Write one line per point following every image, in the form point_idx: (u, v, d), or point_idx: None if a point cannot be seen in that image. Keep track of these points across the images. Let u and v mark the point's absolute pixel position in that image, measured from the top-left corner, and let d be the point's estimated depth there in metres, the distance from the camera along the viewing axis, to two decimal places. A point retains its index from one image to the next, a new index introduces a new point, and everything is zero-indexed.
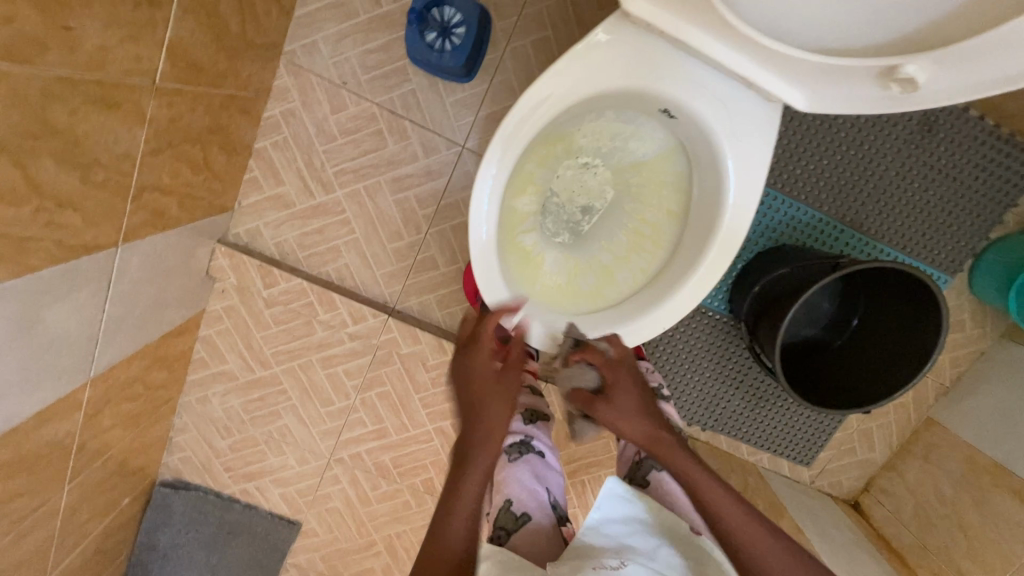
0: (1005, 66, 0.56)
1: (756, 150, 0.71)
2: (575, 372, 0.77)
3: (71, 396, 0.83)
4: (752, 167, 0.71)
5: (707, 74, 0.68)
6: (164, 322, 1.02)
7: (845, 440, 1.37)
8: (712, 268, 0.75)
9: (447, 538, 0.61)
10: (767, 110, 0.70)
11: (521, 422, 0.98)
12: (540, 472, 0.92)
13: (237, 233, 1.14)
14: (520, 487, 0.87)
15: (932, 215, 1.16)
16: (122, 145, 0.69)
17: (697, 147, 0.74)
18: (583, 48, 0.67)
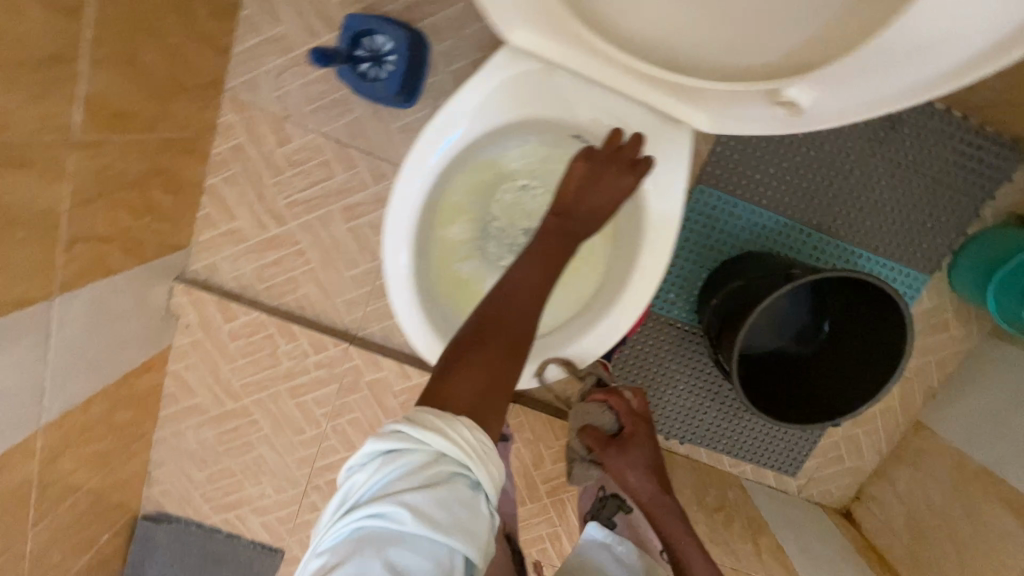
0: (882, 87, 0.55)
1: (670, 170, 0.70)
2: (598, 412, 0.92)
3: (22, 444, 0.84)
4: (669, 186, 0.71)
5: (617, 102, 0.68)
6: (123, 363, 1.03)
7: (831, 447, 1.33)
8: (640, 289, 0.73)
9: (451, 394, 0.53)
10: (675, 132, 0.69)
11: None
12: (500, 501, 0.92)
13: (195, 269, 1.15)
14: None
15: (903, 214, 1.11)
16: (42, 201, 0.70)
17: None
18: (482, 77, 0.67)
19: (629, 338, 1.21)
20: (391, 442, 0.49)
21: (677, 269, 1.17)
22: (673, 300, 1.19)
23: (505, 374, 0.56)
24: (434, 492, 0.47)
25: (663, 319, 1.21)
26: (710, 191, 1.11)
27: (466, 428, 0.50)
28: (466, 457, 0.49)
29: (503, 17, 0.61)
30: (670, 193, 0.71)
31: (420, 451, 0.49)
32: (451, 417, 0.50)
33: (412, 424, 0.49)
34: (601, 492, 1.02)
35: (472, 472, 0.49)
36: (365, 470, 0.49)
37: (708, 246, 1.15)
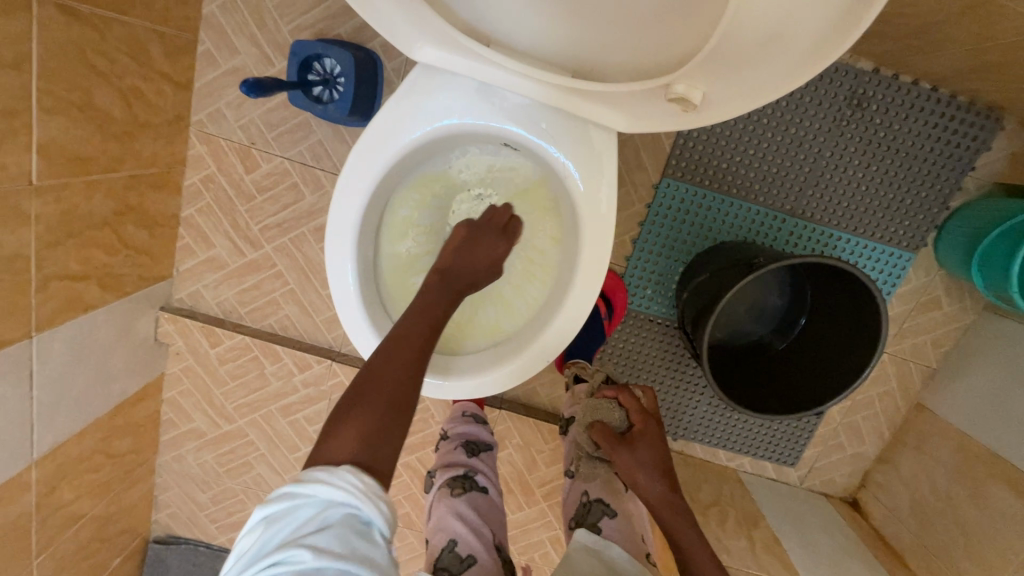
0: (764, 71, 0.55)
1: (598, 170, 0.72)
2: (607, 408, 0.88)
3: (16, 479, 0.88)
4: (601, 187, 0.72)
5: (545, 111, 0.70)
6: (113, 394, 1.07)
7: (831, 436, 1.29)
8: (585, 289, 0.74)
9: (332, 453, 0.49)
10: (598, 133, 0.70)
11: (464, 456, 0.92)
12: (485, 509, 0.84)
13: (180, 297, 1.18)
14: (463, 524, 0.79)
15: (878, 192, 1.09)
16: (8, 247, 0.73)
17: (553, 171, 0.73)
18: (405, 94, 0.69)
19: (610, 336, 1.19)
20: (277, 500, 0.45)
21: (652, 265, 1.15)
22: (653, 296, 1.17)
23: (393, 419, 0.53)
24: (332, 531, 0.44)
25: (643, 316, 1.19)
26: (677, 183, 1.10)
27: (354, 473, 0.47)
28: (361, 493, 0.46)
29: (403, 39, 0.63)
30: (605, 195, 0.72)
31: (309, 501, 0.45)
32: (337, 468, 0.47)
33: (296, 481, 0.46)
34: (584, 498, 0.85)
35: (371, 506, 0.46)
36: (251, 535, 0.45)
37: (680, 239, 1.13)
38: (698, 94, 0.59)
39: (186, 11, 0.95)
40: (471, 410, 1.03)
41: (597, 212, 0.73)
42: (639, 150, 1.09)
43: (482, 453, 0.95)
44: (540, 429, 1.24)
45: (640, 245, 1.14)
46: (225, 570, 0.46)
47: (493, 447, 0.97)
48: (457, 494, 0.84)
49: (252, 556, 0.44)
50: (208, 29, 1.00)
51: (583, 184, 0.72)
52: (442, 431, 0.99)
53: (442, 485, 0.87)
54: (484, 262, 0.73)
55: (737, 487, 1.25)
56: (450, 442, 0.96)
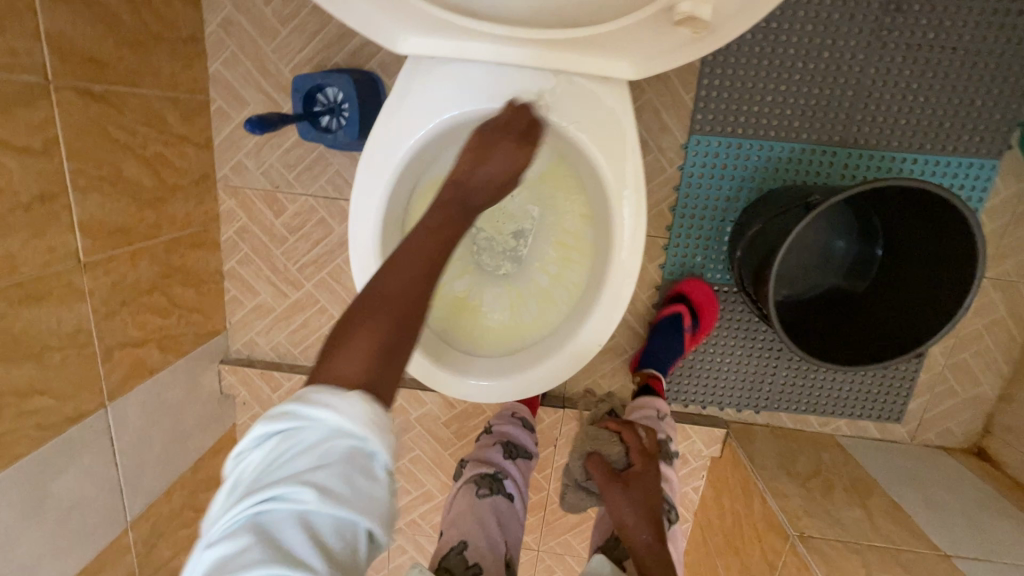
0: None
1: (617, 131, 0.68)
2: (607, 440, 0.85)
3: (115, 544, 0.92)
4: (624, 152, 0.68)
5: (553, 81, 0.66)
6: (192, 449, 1.11)
7: (937, 382, 1.15)
8: (625, 261, 0.70)
9: (337, 372, 0.45)
10: (608, 89, 0.67)
11: (500, 455, 0.92)
12: (505, 516, 0.83)
13: (237, 348, 1.22)
14: (480, 528, 0.78)
15: (939, 100, 0.97)
16: (69, 324, 0.77)
17: (570, 147, 0.71)
18: (401, 97, 0.67)
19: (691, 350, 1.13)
20: (281, 417, 0.42)
21: (697, 229, 1.07)
22: (705, 264, 1.10)
23: (404, 346, 0.48)
24: (334, 467, 0.41)
25: None
26: (707, 138, 1.02)
27: (365, 401, 0.43)
28: (370, 426, 0.43)
29: (387, 35, 0.64)
30: (631, 161, 0.68)
31: (314, 426, 0.42)
32: (343, 392, 0.43)
33: (302, 400, 0.43)
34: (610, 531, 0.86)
35: (378, 442, 0.43)
36: (259, 448, 0.42)
37: (723, 197, 1.05)
38: (707, 10, 0.55)
39: (192, 72, 0.98)
40: (518, 412, 1.02)
41: (624, 179, 0.68)
42: (660, 111, 1.02)
43: (518, 458, 0.94)
44: None
45: (680, 212, 1.07)
46: (225, 473, 0.44)
47: (530, 458, 0.96)
48: (482, 492, 0.85)
49: (253, 479, 0.42)
50: (217, 86, 1.03)
51: (603, 150, 0.67)
52: (489, 431, 1.00)
53: (468, 480, 0.88)
54: (502, 169, 0.61)
55: (839, 453, 1.13)
56: (492, 442, 0.96)
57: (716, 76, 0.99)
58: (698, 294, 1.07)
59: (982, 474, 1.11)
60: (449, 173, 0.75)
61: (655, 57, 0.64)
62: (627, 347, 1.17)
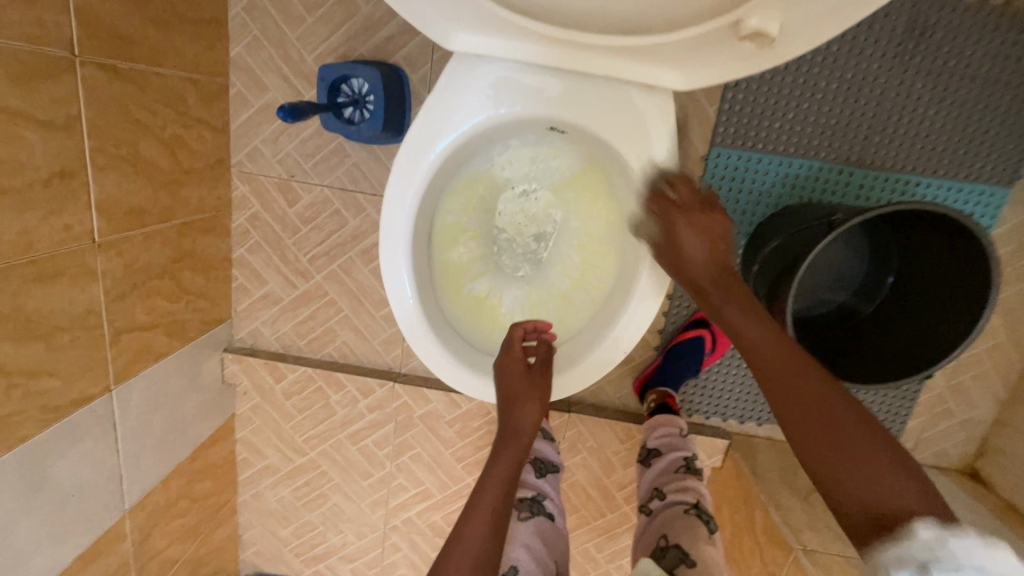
0: None
1: (659, 140, 0.68)
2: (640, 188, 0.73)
3: (111, 531, 0.90)
4: (660, 159, 0.69)
5: (597, 88, 0.67)
6: (191, 438, 1.09)
7: (936, 403, 1.17)
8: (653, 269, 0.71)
9: None
10: (650, 96, 0.68)
11: (532, 476, 0.88)
12: (550, 539, 0.80)
13: (241, 337, 1.20)
14: (528, 553, 0.75)
15: (956, 126, 0.98)
16: (80, 304, 0.76)
17: (603, 152, 0.72)
18: (439, 95, 0.67)
19: (702, 371, 1.14)
20: None
21: None
22: None
23: None
24: None
25: None
26: (727, 151, 1.03)
27: None
28: None
29: (437, 29, 0.63)
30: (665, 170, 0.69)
31: None
32: None
33: None
34: (661, 541, 0.80)
35: None
36: None
37: (737, 210, 1.06)
38: (772, 25, 0.55)
39: (214, 55, 0.97)
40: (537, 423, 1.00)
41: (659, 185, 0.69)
42: (682, 122, 1.03)
43: (549, 474, 0.90)
44: (614, 429, 1.18)
45: None
46: None
47: (560, 470, 0.93)
48: (523, 516, 0.81)
49: None
50: (237, 71, 1.02)
51: (640, 158, 0.68)
52: None
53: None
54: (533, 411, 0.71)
55: None
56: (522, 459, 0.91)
57: (741, 89, 1.00)
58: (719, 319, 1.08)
59: (976, 495, 1.13)
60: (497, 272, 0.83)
61: (707, 68, 0.64)
62: (635, 354, 1.17)
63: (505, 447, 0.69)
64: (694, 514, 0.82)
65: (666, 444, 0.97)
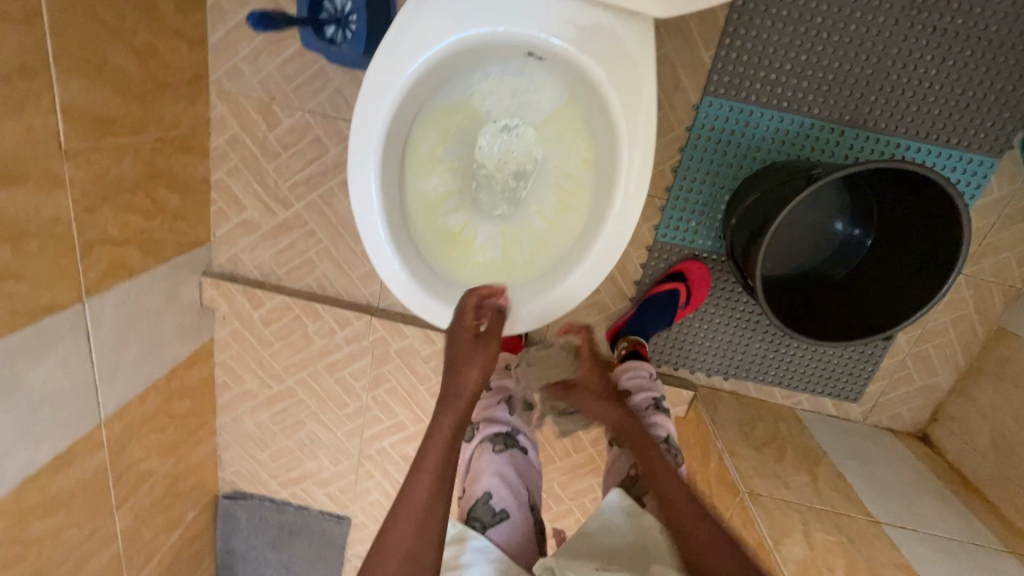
0: None
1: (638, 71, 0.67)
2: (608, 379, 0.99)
3: (87, 437, 0.93)
4: (638, 92, 0.67)
5: (581, 11, 0.65)
6: (169, 357, 1.11)
7: (898, 368, 1.21)
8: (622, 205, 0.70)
9: None
10: (629, 27, 0.66)
11: (507, 413, 0.91)
12: (523, 469, 0.84)
13: (220, 262, 1.20)
14: (501, 480, 0.79)
15: (955, 89, 0.96)
16: (47, 211, 0.75)
17: (583, 83, 0.70)
18: (416, 9, 0.65)
19: (675, 323, 1.16)
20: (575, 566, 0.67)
21: (696, 193, 1.07)
22: (698, 228, 1.10)
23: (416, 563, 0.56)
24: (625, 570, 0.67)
25: (686, 251, 1.12)
26: (719, 101, 1.01)
27: None
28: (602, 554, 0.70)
29: None
30: (645, 104, 0.67)
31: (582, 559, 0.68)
32: None
33: None
34: (630, 471, 0.85)
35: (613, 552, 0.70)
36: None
37: (724, 163, 1.05)
38: None
39: None
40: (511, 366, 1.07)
41: (635, 120, 0.67)
42: (677, 68, 1.00)
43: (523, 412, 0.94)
44: None
45: (681, 174, 1.06)
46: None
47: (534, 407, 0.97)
48: (498, 449, 0.84)
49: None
50: None
51: (619, 90, 0.67)
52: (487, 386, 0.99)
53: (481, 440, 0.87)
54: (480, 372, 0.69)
55: (795, 423, 1.18)
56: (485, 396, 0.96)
57: (740, 35, 0.97)
58: (695, 275, 1.09)
59: (923, 457, 1.19)
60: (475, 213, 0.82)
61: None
62: (610, 304, 1.19)
63: (444, 410, 0.66)
64: (663, 448, 0.87)
65: (635, 386, 1.01)
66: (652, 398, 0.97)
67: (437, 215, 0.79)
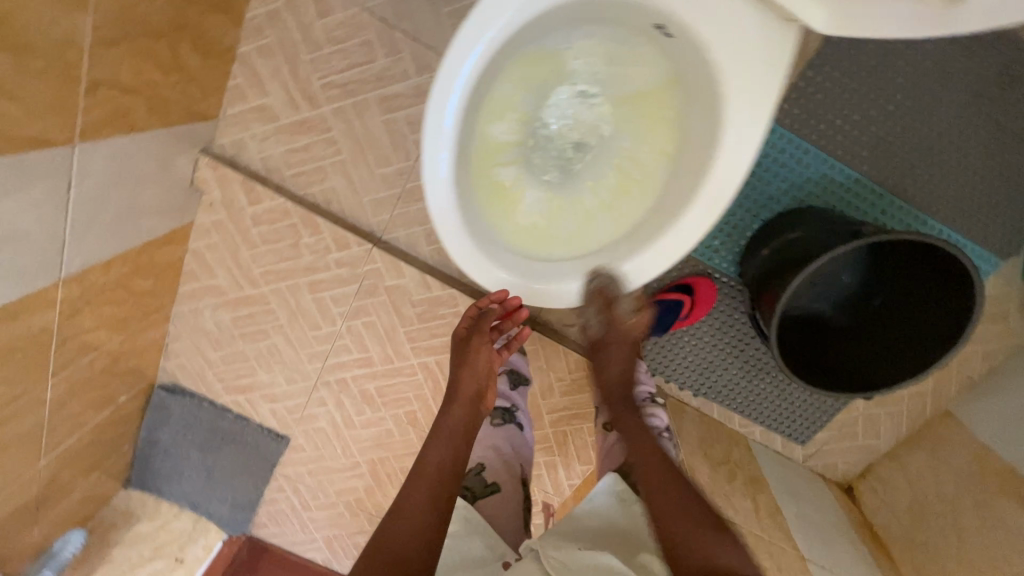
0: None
1: (763, 80, 0.62)
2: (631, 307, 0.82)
3: (42, 293, 0.84)
4: (756, 99, 0.63)
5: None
6: (144, 230, 1.02)
7: (849, 424, 1.29)
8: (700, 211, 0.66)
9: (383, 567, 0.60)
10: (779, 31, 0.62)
11: None
12: (519, 445, 0.86)
13: (222, 144, 1.10)
14: (496, 454, 0.81)
15: (994, 187, 1.00)
16: (63, 29, 0.66)
17: (697, 72, 0.67)
18: None
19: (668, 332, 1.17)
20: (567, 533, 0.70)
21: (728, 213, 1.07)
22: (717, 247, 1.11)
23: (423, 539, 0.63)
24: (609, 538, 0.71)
25: (700, 267, 1.13)
26: (781, 131, 1.00)
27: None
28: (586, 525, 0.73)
29: None
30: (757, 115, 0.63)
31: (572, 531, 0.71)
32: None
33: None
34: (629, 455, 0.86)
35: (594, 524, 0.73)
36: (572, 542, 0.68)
37: (765, 192, 1.05)
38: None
39: None
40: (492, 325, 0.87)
41: (741, 128, 0.64)
42: None
43: None
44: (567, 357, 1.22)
45: None
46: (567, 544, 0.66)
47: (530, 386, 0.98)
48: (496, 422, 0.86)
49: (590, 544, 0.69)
50: None
51: (736, 92, 0.63)
52: None
53: None
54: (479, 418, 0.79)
55: (747, 452, 1.23)
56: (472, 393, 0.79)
57: (827, 72, 0.97)
58: (700, 290, 1.11)
59: (845, 507, 1.29)
60: (531, 174, 0.79)
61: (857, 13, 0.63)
62: None
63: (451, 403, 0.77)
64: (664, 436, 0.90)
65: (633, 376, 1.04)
66: (652, 392, 0.99)
67: (495, 163, 0.75)
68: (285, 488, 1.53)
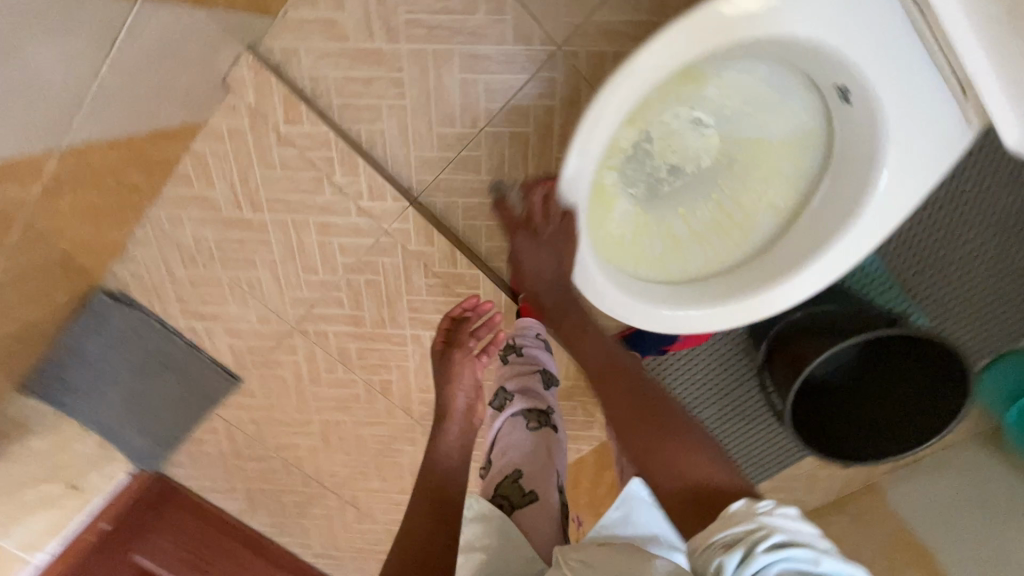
0: None
1: (906, 179, 0.66)
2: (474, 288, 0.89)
3: (34, 161, 0.69)
4: (890, 196, 0.67)
5: (902, 94, 0.64)
6: (162, 118, 0.88)
7: (792, 480, 1.38)
8: (798, 278, 0.72)
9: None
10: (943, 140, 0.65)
11: (540, 385, 0.86)
12: (558, 450, 0.78)
13: (270, 48, 0.99)
14: (535, 457, 0.73)
15: (989, 311, 1.12)
16: None
17: (849, 149, 0.69)
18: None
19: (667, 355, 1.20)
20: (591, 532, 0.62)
21: None
22: None
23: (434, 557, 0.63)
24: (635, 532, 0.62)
25: None
26: None
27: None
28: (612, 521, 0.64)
29: None
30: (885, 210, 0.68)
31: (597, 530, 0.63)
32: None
33: None
34: None
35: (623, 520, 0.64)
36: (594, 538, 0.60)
37: None
38: None
39: None
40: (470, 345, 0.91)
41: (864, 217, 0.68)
42: None
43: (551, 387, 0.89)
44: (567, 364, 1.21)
45: None
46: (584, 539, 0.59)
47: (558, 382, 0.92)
48: (532, 426, 0.79)
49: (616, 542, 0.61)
50: None
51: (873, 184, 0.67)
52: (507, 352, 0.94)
53: (514, 412, 0.81)
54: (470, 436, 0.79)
55: None
56: (462, 405, 0.81)
57: None
58: None
59: None
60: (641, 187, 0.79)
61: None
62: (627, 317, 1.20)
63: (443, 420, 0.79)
64: None
65: None
66: None
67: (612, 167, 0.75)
68: (218, 434, 1.35)
